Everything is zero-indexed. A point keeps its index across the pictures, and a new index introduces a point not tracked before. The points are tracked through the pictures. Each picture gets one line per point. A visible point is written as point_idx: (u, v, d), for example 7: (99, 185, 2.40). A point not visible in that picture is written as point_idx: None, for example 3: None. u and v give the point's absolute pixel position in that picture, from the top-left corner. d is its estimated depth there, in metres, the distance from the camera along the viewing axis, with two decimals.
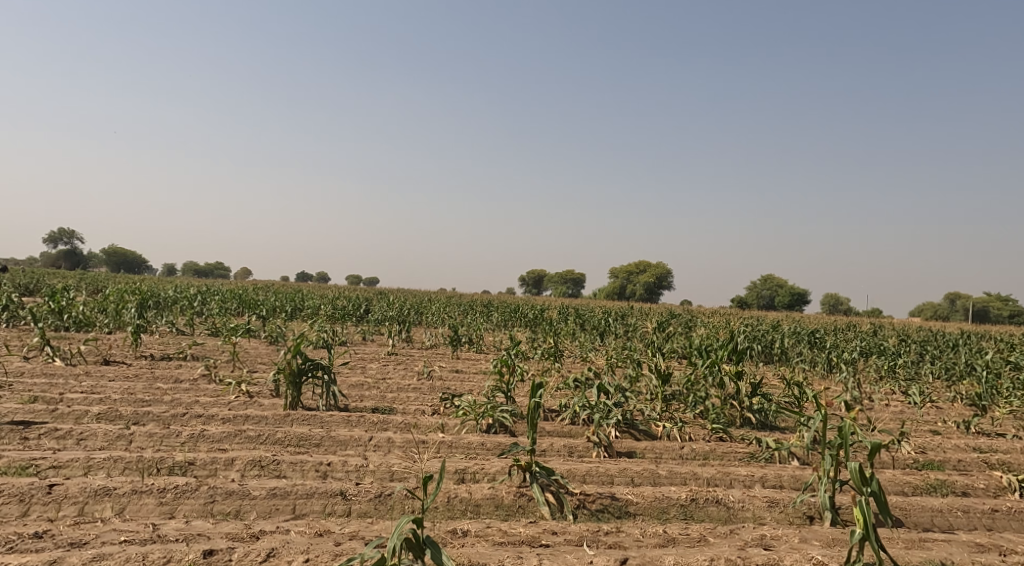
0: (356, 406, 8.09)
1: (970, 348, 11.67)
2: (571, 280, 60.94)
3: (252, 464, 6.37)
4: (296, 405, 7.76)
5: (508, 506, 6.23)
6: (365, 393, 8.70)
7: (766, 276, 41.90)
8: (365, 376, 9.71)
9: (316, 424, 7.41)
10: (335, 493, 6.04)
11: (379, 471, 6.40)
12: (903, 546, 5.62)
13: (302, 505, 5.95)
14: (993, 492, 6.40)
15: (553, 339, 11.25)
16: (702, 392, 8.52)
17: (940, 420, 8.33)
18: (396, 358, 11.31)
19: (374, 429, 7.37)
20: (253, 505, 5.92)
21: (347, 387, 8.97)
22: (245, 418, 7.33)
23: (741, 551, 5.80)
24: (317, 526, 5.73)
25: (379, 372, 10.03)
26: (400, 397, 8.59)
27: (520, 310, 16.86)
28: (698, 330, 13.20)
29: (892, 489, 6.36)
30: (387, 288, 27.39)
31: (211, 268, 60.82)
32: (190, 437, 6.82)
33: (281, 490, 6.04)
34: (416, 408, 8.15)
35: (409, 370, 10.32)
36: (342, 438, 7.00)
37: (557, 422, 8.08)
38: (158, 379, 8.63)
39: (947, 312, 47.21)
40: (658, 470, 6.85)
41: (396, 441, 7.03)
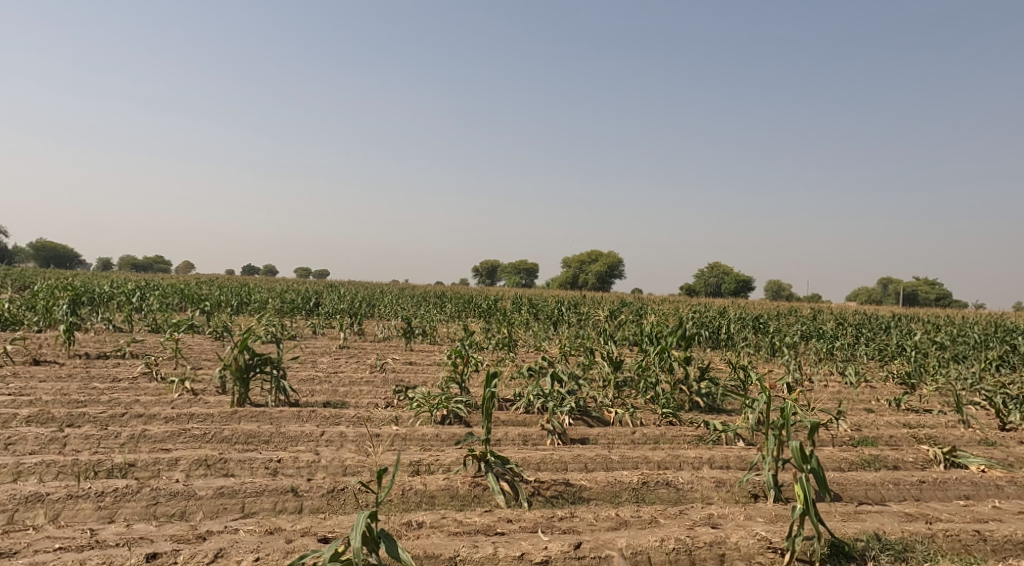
0: (307, 400, 8.16)
1: (901, 330, 12.20)
2: (526, 270, 61.07)
3: (198, 464, 6.41)
4: (244, 401, 7.78)
5: (463, 496, 6.38)
6: (316, 388, 8.77)
7: (713, 265, 42.80)
8: (316, 370, 9.78)
9: (266, 420, 7.46)
10: (286, 490, 6.12)
11: (331, 466, 6.50)
12: (840, 519, 5.93)
13: (251, 504, 6.02)
14: (921, 464, 6.76)
15: (507, 330, 11.42)
16: (653, 378, 8.82)
17: (874, 398, 8.73)
18: (348, 351, 11.38)
19: (327, 424, 7.46)
20: (199, 506, 5.97)
21: (297, 382, 9.03)
22: (189, 417, 7.34)
23: (690, 530, 6.03)
24: (267, 525, 5.80)
25: (331, 366, 10.10)
26: (352, 391, 8.68)
27: (473, 300, 16.98)
28: (650, 318, 13.47)
29: (830, 465, 6.69)
30: (339, 279, 27.42)
31: (150, 263, 59.72)
32: (130, 438, 6.82)
33: (228, 489, 6.09)
34: (369, 401, 8.25)
35: (361, 363, 10.40)
36: (293, 434, 7.07)
37: (513, 412, 8.24)
38: (94, 379, 8.56)
39: (880, 297, 48.83)
40: (610, 456, 7.08)
41: (349, 435, 7.13)
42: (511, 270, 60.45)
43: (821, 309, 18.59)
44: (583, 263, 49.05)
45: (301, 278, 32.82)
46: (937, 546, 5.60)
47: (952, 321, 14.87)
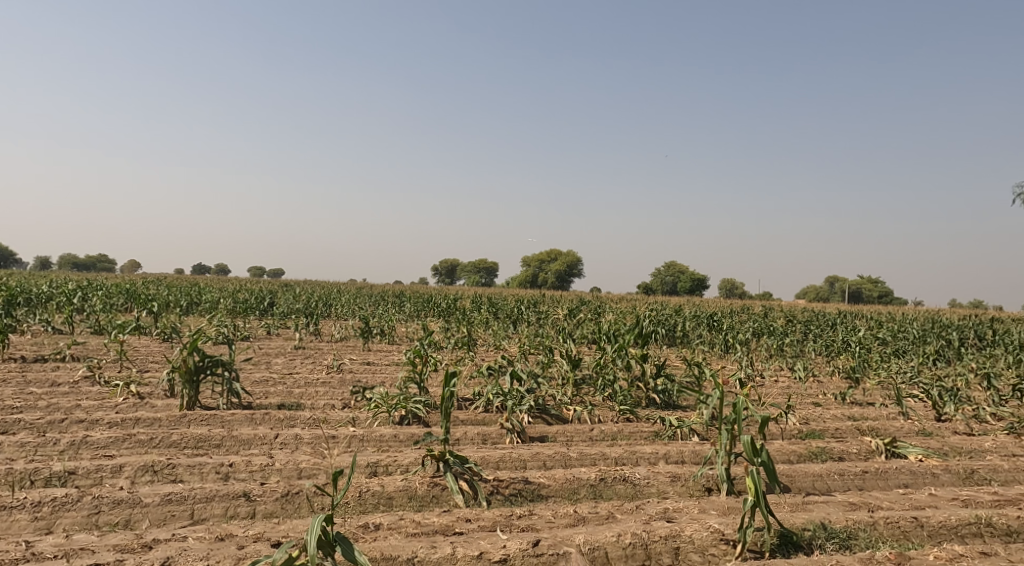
0: (260, 402, 8.16)
1: (846, 327, 12.60)
2: (485, 269, 61.14)
3: (144, 470, 6.39)
4: (194, 404, 7.76)
5: (421, 497, 6.45)
6: (270, 389, 8.76)
7: (669, 264, 43.35)
8: (270, 371, 9.76)
9: (216, 423, 7.46)
10: (237, 495, 6.14)
11: (286, 469, 6.52)
12: (788, 510, 6.14)
13: (200, 510, 6.02)
14: (864, 455, 7.02)
15: (467, 329, 11.52)
16: (611, 375, 9.00)
17: (821, 393, 9.02)
18: (303, 351, 11.36)
19: (281, 427, 7.48)
20: (144, 514, 5.95)
21: (251, 384, 9.01)
22: (134, 421, 7.31)
23: (646, 524, 6.09)
24: (218, 531, 5.80)
25: (286, 367, 10.09)
26: (307, 392, 8.69)
27: (432, 300, 17.02)
28: (607, 317, 13.64)
29: (780, 457, 6.91)
30: (294, 280, 27.25)
31: (94, 262, 58.47)
32: (70, 445, 6.77)
33: (176, 496, 6.09)
34: (326, 402, 8.28)
35: (317, 364, 10.41)
36: (246, 437, 7.08)
37: (472, 411, 8.34)
38: (32, 384, 8.45)
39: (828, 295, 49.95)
40: (568, 454, 7.22)
41: (304, 437, 7.16)
42: (470, 269, 60.48)
43: (772, 306, 19.04)
44: (541, 262, 49.29)
45: (255, 278, 32.47)
46: (878, 533, 5.82)
47: (894, 318, 15.38)
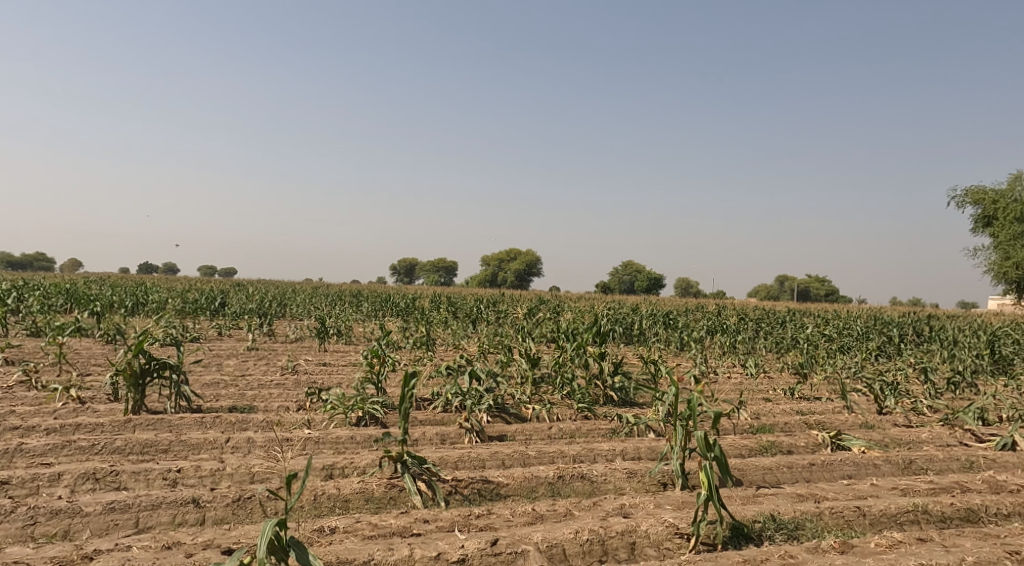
0: (210, 406, 8.13)
1: (795, 324, 12.96)
2: (444, 269, 61.08)
3: (85, 478, 6.34)
4: (139, 408, 7.70)
5: (379, 498, 6.48)
6: (221, 392, 8.72)
7: (627, 263, 43.80)
8: (222, 373, 9.70)
9: (163, 427, 7.42)
10: (186, 501, 6.10)
11: (237, 474, 6.52)
12: (740, 503, 6.32)
13: (146, 518, 5.97)
14: (812, 448, 7.26)
15: (426, 328, 11.56)
16: (569, 374, 9.13)
17: (771, 388, 9.27)
18: (256, 353, 11.30)
19: (233, 430, 7.47)
20: (86, 524, 5.87)
21: (201, 386, 8.96)
22: (74, 427, 7.24)
23: (603, 521, 6.19)
24: (165, 539, 5.73)
25: (238, 369, 10.04)
26: (260, 394, 8.67)
27: (390, 299, 17.02)
28: (564, 316, 13.78)
29: (732, 452, 7.11)
30: (247, 280, 26.99)
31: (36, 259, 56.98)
32: (5, 452, 6.69)
33: (120, 504, 6.03)
34: (280, 404, 8.28)
35: (271, 365, 10.37)
36: (195, 441, 7.07)
37: (431, 411, 8.40)
38: None
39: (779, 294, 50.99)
40: (526, 452, 7.33)
41: (257, 441, 7.14)
42: (429, 268, 60.35)
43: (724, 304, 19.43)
44: (501, 262, 49.42)
45: (207, 278, 32.03)
46: (824, 523, 6.03)
47: (839, 315, 15.81)
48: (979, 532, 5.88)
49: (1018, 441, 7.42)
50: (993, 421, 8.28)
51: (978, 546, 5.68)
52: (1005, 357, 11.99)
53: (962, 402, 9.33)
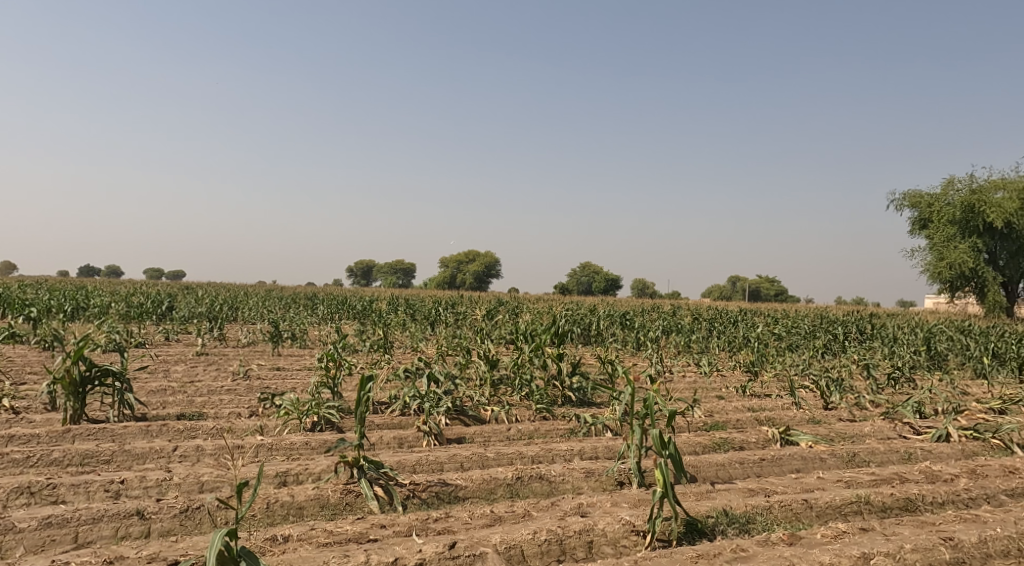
0: (156, 414, 8.06)
1: (747, 323, 13.26)
2: (403, 270, 60.83)
3: (20, 492, 6.24)
4: (78, 417, 7.60)
5: (335, 505, 6.48)
6: (169, 399, 8.64)
7: (584, 264, 44.11)
8: (170, 380, 9.59)
9: (104, 437, 7.35)
10: (130, 514, 6.02)
11: (185, 484, 6.45)
12: (694, 499, 6.47)
13: (86, 532, 5.89)
14: (762, 444, 7.46)
15: (383, 331, 11.56)
16: (528, 375, 9.23)
17: (725, 386, 9.49)
18: (206, 358, 11.19)
19: (181, 438, 7.42)
20: (21, 540, 5.79)
21: (148, 394, 8.86)
22: (9, 439, 7.13)
23: (560, 520, 6.28)
24: (107, 553, 5.66)
25: (187, 375, 9.93)
26: (210, 401, 8.61)
27: (347, 302, 16.95)
28: (524, 316, 13.87)
29: (686, 449, 7.27)
30: (197, 282, 26.56)
31: None
32: None
33: (58, 518, 5.93)
34: (231, 411, 8.23)
35: (222, 371, 10.28)
36: (140, 451, 6.99)
37: (388, 415, 8.42)
38: None
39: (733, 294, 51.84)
40: (485, 454, 7.41)
41: (206, 449, 7.10)
42: (386, 270, 60.06)
43: (676, 304, 19.77)
44: (459, 263, 49.39)
45: (156, 282, 31.43)
46: (774, 516, 6.22)
47: (788, 314, 16.22)
48: (917, 520, 6.11)
49: (952, 433, 7.74)
50: (929, 414, 8.62)
51: (915, 533, 5.91)
52: (941, 352, 12.46)
53: (901, 397, 9.67)
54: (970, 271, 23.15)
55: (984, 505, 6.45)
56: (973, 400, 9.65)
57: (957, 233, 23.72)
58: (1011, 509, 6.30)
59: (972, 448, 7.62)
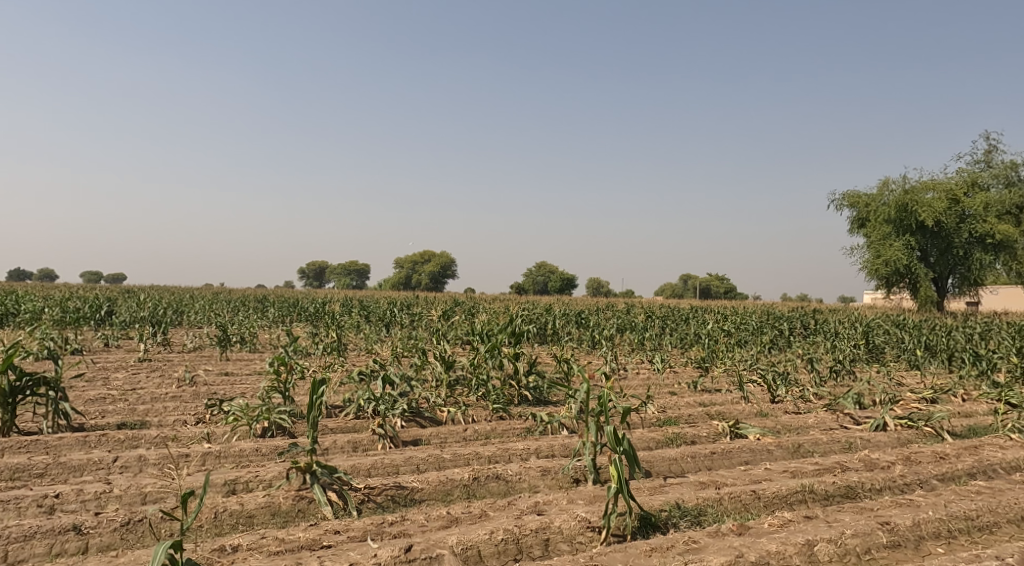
0: (95, 424, 7.94)
1: (698, 320, 13.52)
2: (355, 271, 60.40)
3: None
4: (10, 429, 7.45)
5: (286, 512, 6.45)
6: (110, 408, 8.50)
7: (539, 264, 44.36)
8: (111, 388, 9.43)
9: (39, 449, 7.22)
10: (67, 529, 5.91)
11: (127, 496, 6.35)
12: (647, 494, 6.60)
13: (19, 550, 5.77)
14: (713, 437, 7.65)
15: (336, 333, 11.52)
16: (484, 375, 9.30)
17: (677, 382, 9.68)
18: (149, 365, 11.02)
19: (122, 448, 7.32)
20: None
21: (86, 403, 8.71)
22: None
23: (517, 519, 6.36)
24: None
25: (129, 383, 9.77)
26: (153, 409, 8.50)
27: (298, 304, 16.82)
28: (481, 317, 13.92)
29: (640, 445, 7.41)
30: (140, 286, 26.03)
31: None
32: None
33: None
34: (176, 418, 8.14)
35: (166, 378, 10.13)
36: (77, 463, 6.88)
37: (343, 419, 8.41)
38: None
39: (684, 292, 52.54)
40: (442, 456, 7.46)
41: (149, 459, 7.01)
42: (339, 271, 59.60)
43: (626, 303, 20.05)
44: (415, 263, 49.20)
45: (97, 286, 30.65)
46: (723, 508, 6.38)
47: (736, 311, 16.54)
48: (856, 507, 6.33)
49: (888, 422, 8.04)
50: (868, 406, 8.93)
51: (855, 519, 6.12)
52: (879, 345, 12.89)
53: (842, 390, 9.98)
54: (903, 269, 23.86)
55: (918, 490, 6.72)
56: (908, 391, 10.01)
57: (891, 232, 24.41)
58: (943, 494, 6.57)
59: (908, 436, 7.92)
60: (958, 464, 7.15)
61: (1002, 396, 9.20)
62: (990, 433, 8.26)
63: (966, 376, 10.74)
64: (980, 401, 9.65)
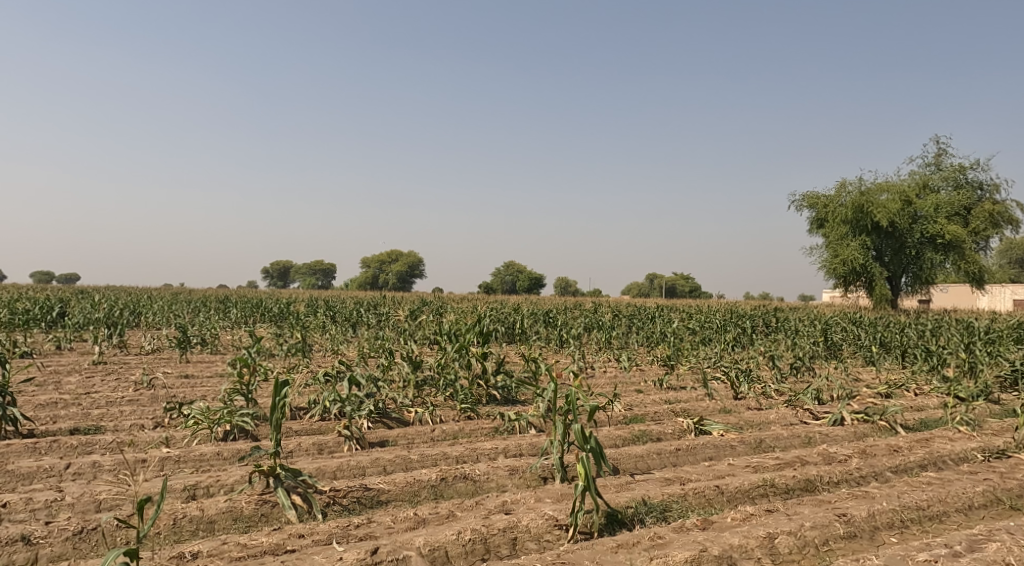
0: (47, 430, 7.76)
1: (664, 319, 13.59)
2: (321, 270, 59.90)
3: None
4: None
5: (249, 517, 6.36)
6: (63, 413, 8.32)
7: (507, 264, 44.36)
8: (64, 392, 9.22)
9: None
10: (15, 539, 5.76)
11: (80, 503, 6.21)
12: (614, 491, 6.61)
13: None
14: (679, 434, 7.69)
15: (300, 334, 11.39)
16: (452, 375, 9.25)
17: (643, 380, 9.73)
18: (105, 367, 10.79)
19: (75, 455, 7.17)
20: None
21: (38, 408, 8.51)
22: None
23: (485, 519, 6.33)
24: None
25: (84, 386, 9.57)
26: (109, 413, 8.33)
27: (261, 304, 16.61)
28: (448, 316, 13.86)
29: (607, 442, 7.43)
30: (98, 286, 25.53)
31: None
32: None
33: None
34: (132, 423, 7.99)
35: (122, 381, 9.93)
36: (28, 471, 6.72)
37: (308, 421, 8.31)
38: None
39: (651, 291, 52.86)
40: (409, 456, 7.40)
41: (104, 465, 6.86)
42: (305, 271, 59.07)
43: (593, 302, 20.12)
44: (383, 263, 48.92)
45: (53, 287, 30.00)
46: (688, 503, 6.41)
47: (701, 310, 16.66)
48: (814, 499, 6.41)
49: (845, 416, 8.15)
50: (826, 401, 9.04)
51: (814, 511, 6.19)
52: (837, 342, 13.07)
53: (802, 386, 10.10)
54: (860, 268, 24.20)
55: (871, 481, 6.81)
56: (863, 387, 10.17)
57: (848, 232, 24.75)
58: (897, 485, 6.68)
59: (863, 430, 8.04)
60: (910, 456, 7.27)
61: (950, 389, 9.39)
62: (940, 426, 8.43)
63: (917, 372, 10.94)
64: (929, 396, 9.85)
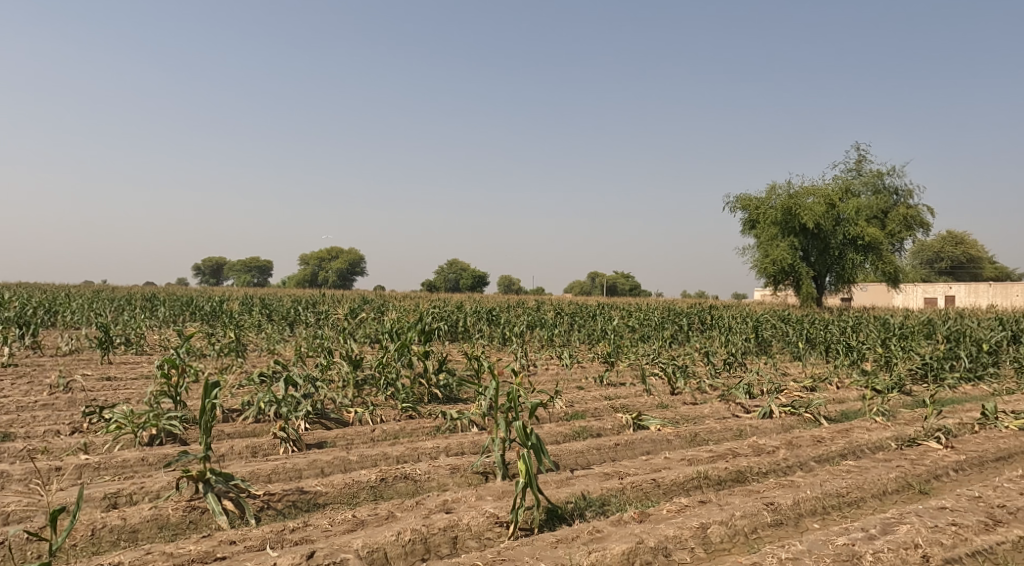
0: None
1: (604, 316, 13.62)
2: (259, 268, 58.78)
3: None
4: None
5: (176, 524, 6.10)
6: None
7: (450, 262, 44.17)
8: None
9: None
10: None
11: None
12: (555, 487, 6.53)
13: None
14: (619, 430, 7.66)
15: (232, 334, 11.07)
16: (393, 374, 9.08)
17: (584, 378, 9.70)
18: (21, 371, 10.30)
19: None
20: None
21: None
22: None
23: (424, 519, 6.19)
24: None
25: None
26: (23, 419, 7.93)
27: (192, 303, 16.13)
28: (387, 315, 13.66)
29: (548, 438, 7.35)
30: (19, 284, 24.50)
31: None
32: None
33: None
34: (47, 429, 7.62)
35: (38, 384, 9.49)
36: None
37: (242, 422, 8.04)
38: None
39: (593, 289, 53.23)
40: (347, 458, 7.22)
41: (14, 475, 6.51)
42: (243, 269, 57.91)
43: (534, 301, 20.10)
44: (324, 261, 48.23)
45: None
46: (626, 497, 6.37)
47: (640, 307, 16.77)
48: (746, 490, 6.44)
49: (774, 409, 8.25)
50: (756, 394, 9.15)
51: (744, 501, 6.22)
52: (767, 338, 13.28)
53: (735, 380, 10.21)
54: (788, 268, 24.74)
55: (799, 471, 6.88)
56: (792, 380, 10.33)
57: (778, 233, 25.23)
58: (826, 473, 6.76)
59: (790, 422, 8.16)
60: (832, 446, 7.39)
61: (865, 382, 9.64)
62: (859, 417, 8.60)
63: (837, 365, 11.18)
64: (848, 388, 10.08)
